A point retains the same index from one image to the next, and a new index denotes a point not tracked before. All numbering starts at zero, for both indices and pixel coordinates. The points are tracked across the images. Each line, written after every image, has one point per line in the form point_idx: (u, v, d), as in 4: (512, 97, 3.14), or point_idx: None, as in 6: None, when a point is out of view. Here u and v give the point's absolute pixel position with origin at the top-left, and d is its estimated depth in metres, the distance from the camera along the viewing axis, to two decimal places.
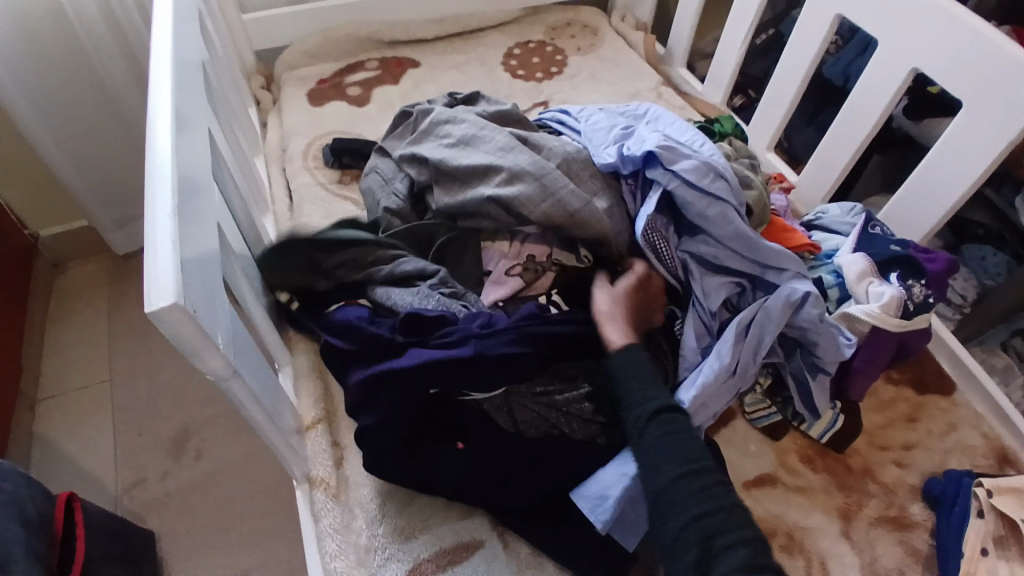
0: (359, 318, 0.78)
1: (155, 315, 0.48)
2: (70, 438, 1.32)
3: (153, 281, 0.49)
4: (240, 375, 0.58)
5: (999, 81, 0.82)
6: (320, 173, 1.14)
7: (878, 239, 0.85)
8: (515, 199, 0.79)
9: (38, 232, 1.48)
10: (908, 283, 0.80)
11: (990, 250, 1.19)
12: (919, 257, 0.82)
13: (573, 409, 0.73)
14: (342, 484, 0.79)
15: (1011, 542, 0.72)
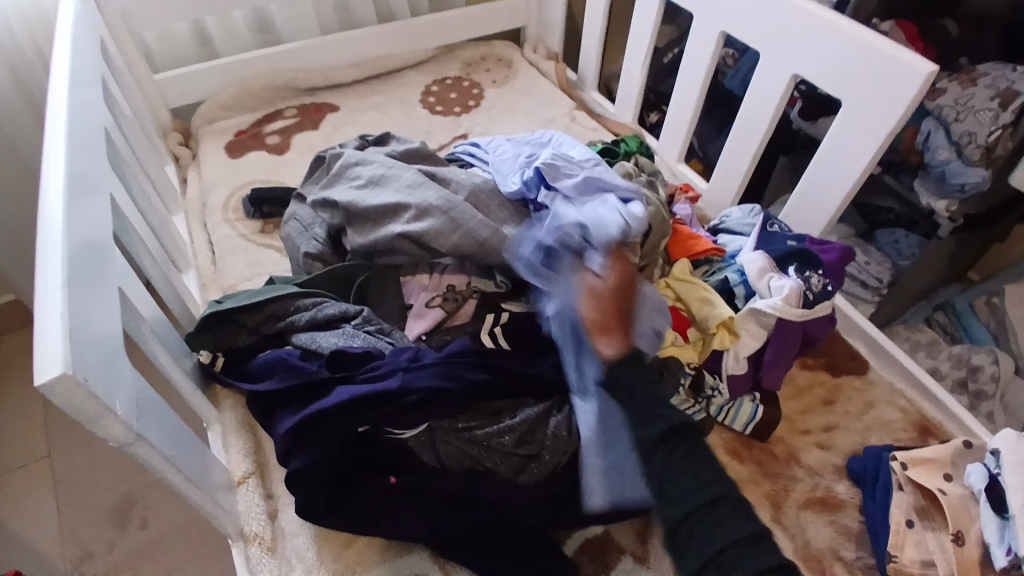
0: (289, 355, 0.79)
1: (44, 387, 0.47)
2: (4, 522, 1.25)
3: (42, 354, 0.48)
4: (147, 437, 0.57)
5: (869, 76, 0.89)
6: (242, 224, 1.13)
7: (776, 237, 0.90)
8: (425, 233, 0.81)
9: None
10: (806, 274, 0.85)
11: (902, 232, 1.28)
12: (813, 249, 0.87)
13: (494, 443, 0.72)
14: (277, 537, 0.77)
15: (934, 512, 0.75)
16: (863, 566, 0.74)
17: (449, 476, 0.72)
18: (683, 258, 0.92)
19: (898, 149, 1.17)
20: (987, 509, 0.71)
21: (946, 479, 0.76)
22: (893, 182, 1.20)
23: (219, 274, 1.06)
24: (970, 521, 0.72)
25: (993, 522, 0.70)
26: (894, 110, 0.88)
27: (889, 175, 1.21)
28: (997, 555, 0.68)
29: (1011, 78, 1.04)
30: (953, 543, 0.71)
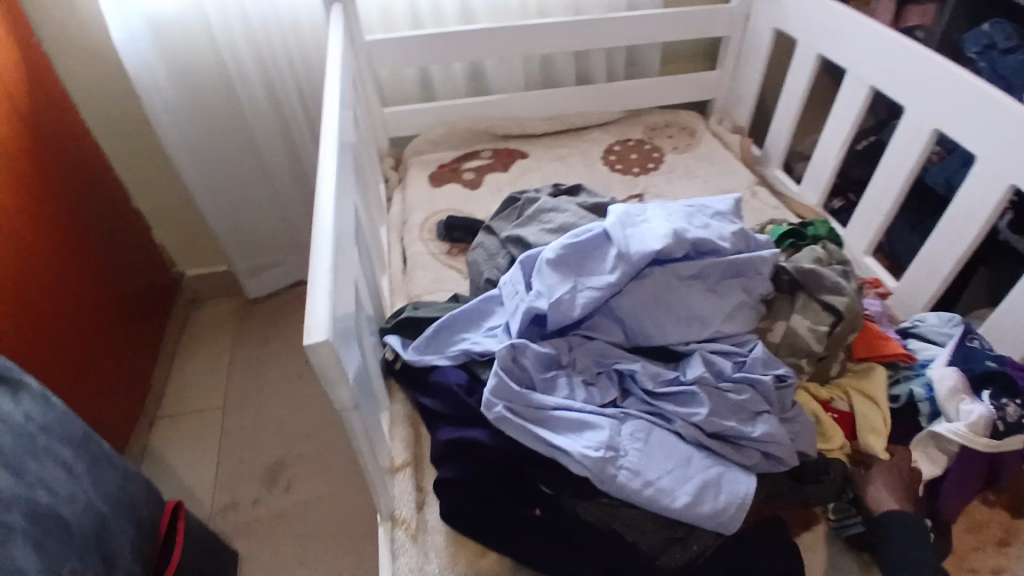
0: (458, 385, 0.83)
1: (310, 346, 0.59)
2: (180, 457, 1.47)
3: (312, 320, 0.60)
4: (359, 410, 0.68)
5: None
6: (433, 244, 1.27)
7: (974, 354, 0.82)
8: (550, 264, 0.83)
9: (185, 271, 1.73)
10: (1002, 401, 0.78)
11: None
12: (1015, 375, 0.80)
13: (636, 521, 0.71)
14: (420, 528, 0.84)
15: None
16: None
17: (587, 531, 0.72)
18: (869, 358, 0.87)
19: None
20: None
21: None
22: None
23: (408, 284, 1.20)
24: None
25: None
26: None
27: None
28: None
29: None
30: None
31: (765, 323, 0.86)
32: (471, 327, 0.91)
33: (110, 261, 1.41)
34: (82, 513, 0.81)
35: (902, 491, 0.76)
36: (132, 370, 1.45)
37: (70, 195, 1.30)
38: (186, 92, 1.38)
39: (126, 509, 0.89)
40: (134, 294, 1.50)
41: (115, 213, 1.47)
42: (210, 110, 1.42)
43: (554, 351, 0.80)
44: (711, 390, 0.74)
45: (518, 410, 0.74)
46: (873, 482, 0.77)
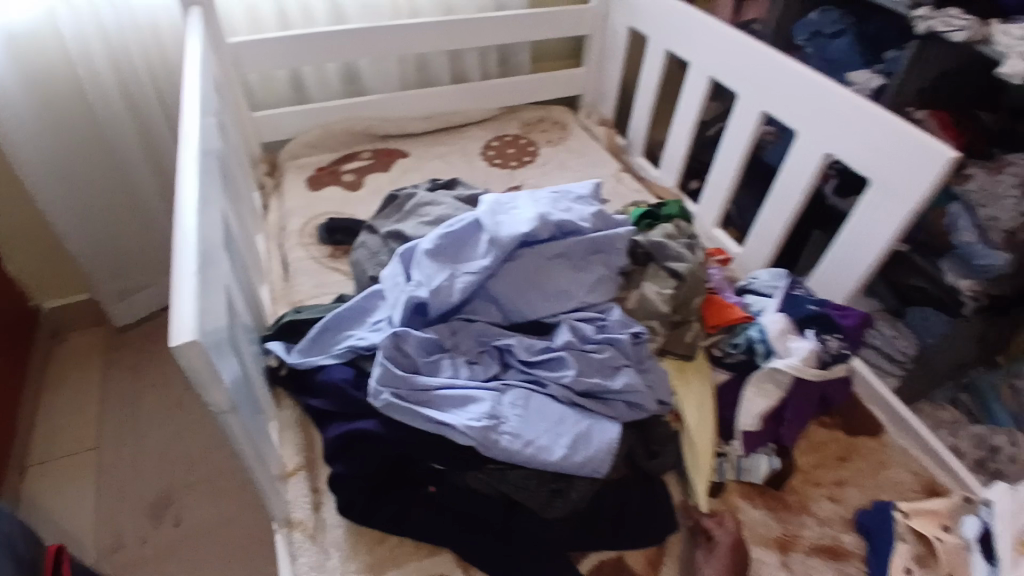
0: (344, 381, 0.86)
1: (176, 348, 0.59)
2: (51, 504, 1.34)
3: (176, 324, 0.60)
4: (237, 411, 0.68)
5: (901, 161, 0.98)
6: (314, 248, 1.27)
7: (802, 303, 0.97)
8: (428, 255, 0.87)
9: (39, 303, 1.58)
10: (824, 337, 0.93)
11: (931, 311, 1.31)
12: (833, 313, 0.94)
13: (522, 482, 0.77)
14: (319, 527, 0.84)
15: (931, 559, 0.81)
16: None
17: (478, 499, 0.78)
18: (718, 323, 0.97)
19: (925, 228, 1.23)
20: (980, 556, 0.79)
21: (942, 530, 0.83)
22: (919, 260, 1.27)
23: (291, 290, 1.19)
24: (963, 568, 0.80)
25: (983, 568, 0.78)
26: (915, 191, 0.96)
27: (917, 253, 1.27)
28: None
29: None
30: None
31: (623, 293, 0.96)
32: (355, 324, 0.93)
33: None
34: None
35: (731, 569, 0.77)
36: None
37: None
38: (37, 106, 1.26)
39: None
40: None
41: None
42: (59, 124, 1.31)
43: (436, 336, 0.84)
44: (578, 354, 0.83)
45: (404, 395, 0.78)
46: (708, 566, 0.78)
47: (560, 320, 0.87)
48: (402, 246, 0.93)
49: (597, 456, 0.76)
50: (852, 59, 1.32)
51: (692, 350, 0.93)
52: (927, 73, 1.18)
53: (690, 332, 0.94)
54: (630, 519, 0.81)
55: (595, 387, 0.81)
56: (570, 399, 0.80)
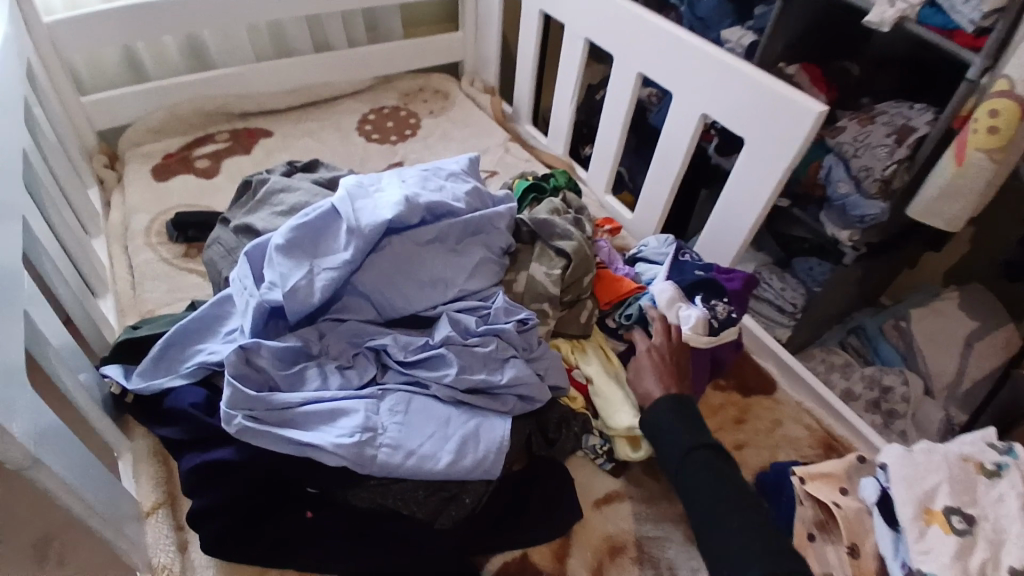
0: (193, 406, 0.73)
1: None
2: None
3: None
4: (49, 462, 0.56)
5: (772, 118, 0.97)
6: (164, 248, 1.10)
7: (690, 268, 0.94)
8: (279, 252, 0.76)
9: None
10: (711, 303, 0.90)
11: (816, 260, 1.40)
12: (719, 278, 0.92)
13: (408, 494, 0.70)
14: (185, 570, 0.73)
15: (832, 525, 0.73)
16: None
17: (364, 518, 0.71)
18: (611, 298, 0.94)
19: (803, 182, 1.29)
20: (879, 522, 0.69)
21: (841, 493, 0.73)
22: (800, 214, 1.33)
23: (139, 300, 1.02)
24: (864, 533, 0.70)
25: (887, 535, 0.68)
26: (789, 147, 0.96)
27: (798, 207, 1.33)
28: (893, 569, 0.65)
29: (908, 115, 1.12)
30: (849, 555, 0.69)
31: (510, 275, 0.89)
32: (205, 338, 0.80)
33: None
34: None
35: (659, 377, 0.83)
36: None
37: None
38: None
39: None
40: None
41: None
42: None
43: (300, 343, 0.74)
44: (459, 348, 0.75)
45: (261, 416, 0.68)
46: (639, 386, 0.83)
47: (439, 313, 0.79)
48: (250, 243, 0.81)
49: (488, 458, 0.70)
50: (720, 17, 1.30)
51: (586, 331, 0.91)
52: (792, 29, 1.20)
53: (585, 311, 0.91)
54: (534, 518, 0.77)
55: (481, 382, 0.74)
56: (454, 399, 0.74)
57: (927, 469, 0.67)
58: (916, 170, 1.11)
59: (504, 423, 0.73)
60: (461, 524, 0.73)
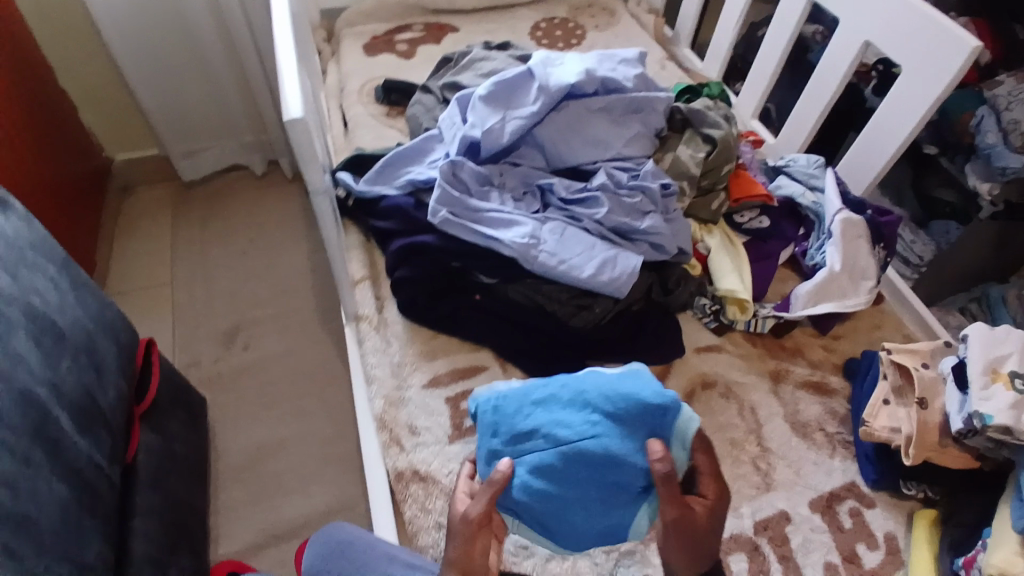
0: (406, 204, 0.98)
1: (289, 124, 0.70)
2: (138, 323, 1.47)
3: (288, 105, 0.71)
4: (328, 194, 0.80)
5: (928, 52, 1.02)
6: (372, 107, 1.35)
7: (853, 200, 1.03)
8: (483, 102, 0.96)
9: (116, 155, 1.67)
10: (874, 248, 1.02)
11: (954, 225, 1.36)
12: (880, 221, 1.02)
13: (554, 294, 0.90)
14: (382, 322, 0.97)
15: (908, 391, 0.85)
16: (841, 438, 0.90)
17: (515, 308, 0.92)
18: (740, 197, 1.06)
19: (954, 130, 1.25)
20: (951, 385, 0.79)
21: (920, 365, 0.84)
22: (947, 164, 1.28)
23: (352, 142, 1.29)
24: (935, 395, 0.80)
25: (955, 396, 0.77)
26: (938, 85, 1.01)
27: (945, 157, 1.29)
28: (954, 420, 0.76)
29: None
30: (917, 407, 0.80)
31: (659, 156, 1.06)
32: (413, 163, 1.04)
33: (55, 148, 1.37)
34: (74, 323, 0.89)
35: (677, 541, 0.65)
36: (75, 243, 1.41)
37: (26, 76, 1.30)
38: None
39: (102, 329, 0.96)
40: (73, 183, 1.44)
41: (53, 98, 1.40)
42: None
43: (488, 172, 0.96)
44: (610, 195, 0.94)
45: (459, 213, 0.92)
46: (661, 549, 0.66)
47: (598, 168, 0.98)
48: (459, 92, 1.04)
49: (622, 279, 0.89)
50: None
51: (714, 218, 1.05)
52: None
53: (717, 201, 1.04)
54: (646, 342, 0.95)
55: (623, 224, 0.93)
56: (600, 233, 0.92)
57: (1004, 342, 0.77)
58: None
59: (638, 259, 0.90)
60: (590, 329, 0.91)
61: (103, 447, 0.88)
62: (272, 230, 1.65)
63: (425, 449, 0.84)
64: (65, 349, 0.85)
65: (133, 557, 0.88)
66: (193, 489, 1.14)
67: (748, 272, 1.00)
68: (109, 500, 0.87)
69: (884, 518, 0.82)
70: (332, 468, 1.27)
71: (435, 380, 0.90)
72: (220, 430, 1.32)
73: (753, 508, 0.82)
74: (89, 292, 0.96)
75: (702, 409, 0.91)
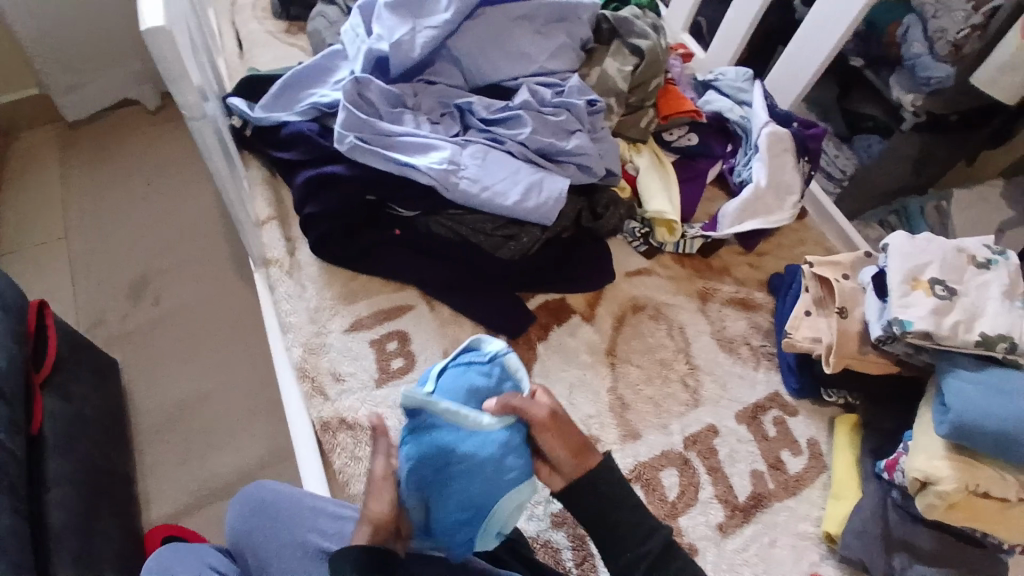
0: (309, 130, 0.88)
1: (147, 35, 0.60)
2: (31, 284, 1.31)
3: (144, 13, 0.61)
4: (209, 120, 0.71)
5: None
6: (269, 22, 1.19)
7: (780, 113, 1.02)
8: (388, 11, 0.87)
9: None
10: (800, 160, 1.02)
11: (876, 140, 1.31)
12: (805, 133, 1.02)
13: (478, 225, 0.85)
14: (294, 265, 0.90)
15: (829, 302, 0.87)
16: (765, 351, 0.92)
17: (437, 241, 0.87)
18: (670, 112, 1.03)
19: (882, 42, 1.20)
20: (871, 295, 0.82)
21: (841, 276, 0.86)
22: (872, 77, 1.24)
23: (248, 64, 1.13)
24: (854, 304, 0.83)
25: (875, 304, 0.80)
26: None
27: (870, 70, 1.24)
28: (875, 328, 0.78)
29: None
30: (838, 316, 0.82)
31: (585, 69, 1.01)
32: (316, 84, 0.93)
33: None
34: None
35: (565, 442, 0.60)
36: None
37: None
38: None
39: None
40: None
41: None
42: None
43: (400, 92, 0.88)
44: (535, 114, 0.89)
45: (369, 139, 0.84)
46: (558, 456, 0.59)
47: (521, 83, 0.92)
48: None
49: (549, 204, 0.85)
50: None
51: (644, 136, 1.02)
52: None
53: (646, 117, 1.01)
54: (576, 271, 0.92)
55: (549, 145, 0.88)
56: (525, 154, 0.88)
57: (923, 251, 0.79)
58: (989, 40, 1.06)
59: (565, 182, 0.86)
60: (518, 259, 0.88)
61: (2, 421, 0.76)
62: (174, 171, 1.49)
63: (352, 395, 0.80)
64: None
65: (52, 528, 0.80)
66: (115, 455, 1.05)
67: (677, 191, 0.99)
68: (19, 474, 0.76)
69: (804, 425, 0.87)
70: (264, 417, 1.21)
71: (358, 322, 0.85)
72: (136, 391, 1.22)
73: (682, 425, 0.84)
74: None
75: (632, 333, 0.91)
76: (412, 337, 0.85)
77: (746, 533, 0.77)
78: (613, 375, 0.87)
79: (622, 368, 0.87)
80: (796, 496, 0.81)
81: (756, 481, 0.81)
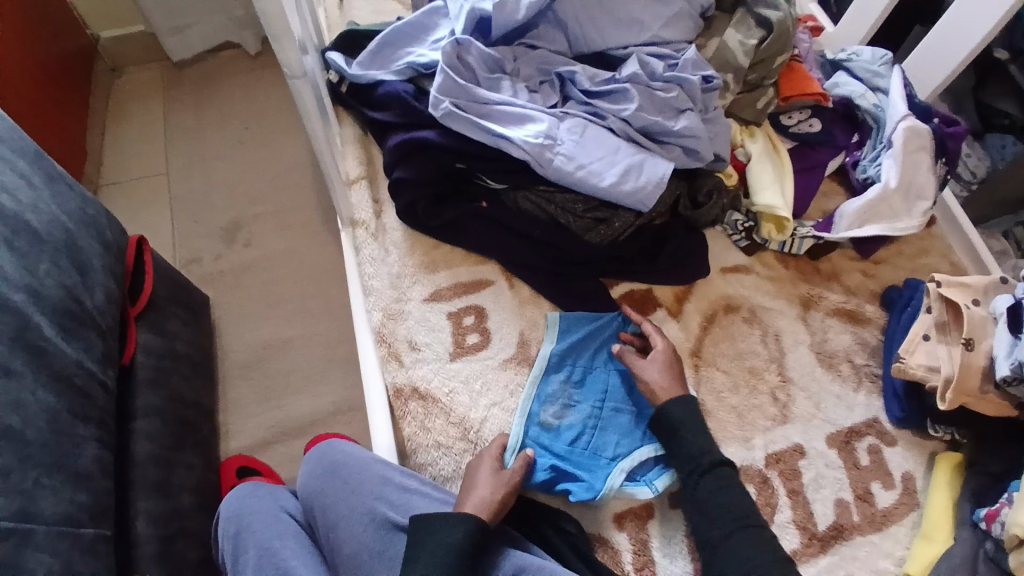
0: (406, 92, 0.85)
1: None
2: (134, 219, 1.39)
3: None
4: (308, 80, 0.70)
5: None
6: None
7: (920, 105, 0.89)
8: None
9: (100, 34, 1.51)
10: (936, 162, 0.89)
11: (1012, 140, 1.08)
12: (944, 130, 0.89)
13: (568, 205, 0.81)
14: (380, 228, 0.89)
15: (952, 328, 0.76)
16: (870, 371, 0.83)
17: (527, 220, 0.83)
18: (793, 93, 0.92)
19: None
20: (1004, 327, 0.71)
21: (971, 302, 0.76)
22: (1017, 72, 1.05)
23: (347, 15, 1.11)
24: (983, 335, 0.73)
25: (1006, 338, 0.70)
26: None
27: (1016, 65, 1.05)
28: (1000, 365, 0.69)
29: None
30: (962, 348, 0.72)
31: (702, 40, 0.92)
32: (414, 42, 0.90)
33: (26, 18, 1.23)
34: (53, 223, 0.79)
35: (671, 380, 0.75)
36: (63, 132, 1.31)
37: None
38: None
39: (85, 230, 0.85)
40: (55, 68, 1.32)
41: None
42: None
43: (500, 55, 0.83)
44: (642, 89, 0.83)
45: (464, 106, 0.80)
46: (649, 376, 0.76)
47: (631, 53, 0.86)
48: None
49: (648, 187, 0.79)
50: None
51: (759, 119, 0.93)
52: None
53: (764, 98, 0.92)
54: (668, 262, 0.86)
55: (654, 124, 0.81)
56: (627, 132, 0.81)
57: None
58: None
59: (668, 165, 0.80)
60: (609, 245, 0.83)
61: (94, 351, 0.80)
62: (269, 118, 1.52)
63: (425, 366, 0.79)
64: (45, 251, 0.76)
65: (136, 457, 0.85)
66: (200, 388, 1.11)
67: (791, 185, 0.90)
68: (108, 406, 0.81)
69: (903, 457, 0.78)
70: (336, 369, 1.25)
71: (437, 293, 0.84)
72: (224, 329, 1.28)
73: (766, 440, 0.78)
74: (70, 188, 0.85)
75: (721, 334, 0.85)
76: (489, 313, 0.83)
77: (822, 564, 0.71)
78: (695, 377, 0.81)
79: (705, 372, 0.82)
80: (883, 533, 0.74)
81: (840, 511, 0.74)
